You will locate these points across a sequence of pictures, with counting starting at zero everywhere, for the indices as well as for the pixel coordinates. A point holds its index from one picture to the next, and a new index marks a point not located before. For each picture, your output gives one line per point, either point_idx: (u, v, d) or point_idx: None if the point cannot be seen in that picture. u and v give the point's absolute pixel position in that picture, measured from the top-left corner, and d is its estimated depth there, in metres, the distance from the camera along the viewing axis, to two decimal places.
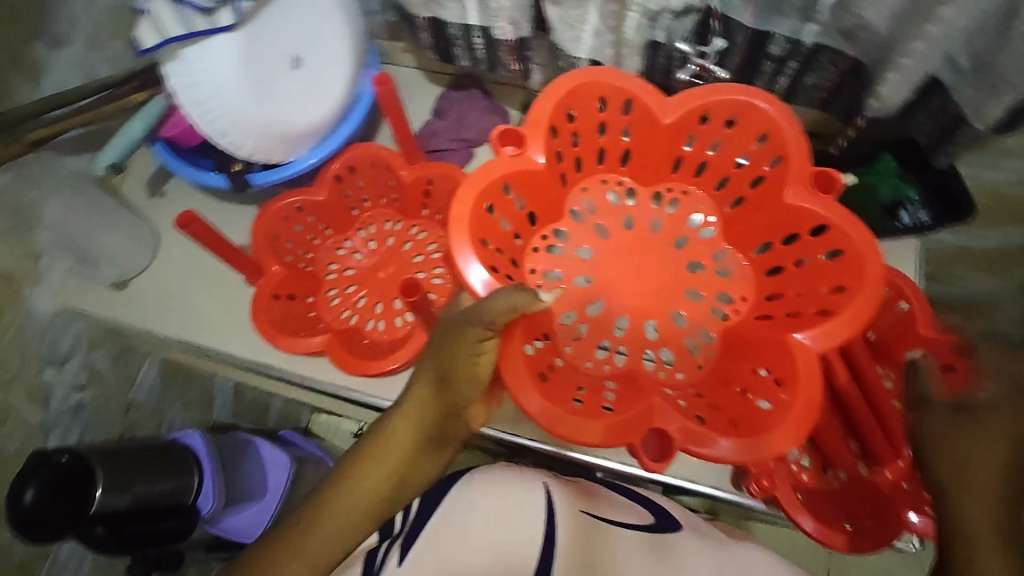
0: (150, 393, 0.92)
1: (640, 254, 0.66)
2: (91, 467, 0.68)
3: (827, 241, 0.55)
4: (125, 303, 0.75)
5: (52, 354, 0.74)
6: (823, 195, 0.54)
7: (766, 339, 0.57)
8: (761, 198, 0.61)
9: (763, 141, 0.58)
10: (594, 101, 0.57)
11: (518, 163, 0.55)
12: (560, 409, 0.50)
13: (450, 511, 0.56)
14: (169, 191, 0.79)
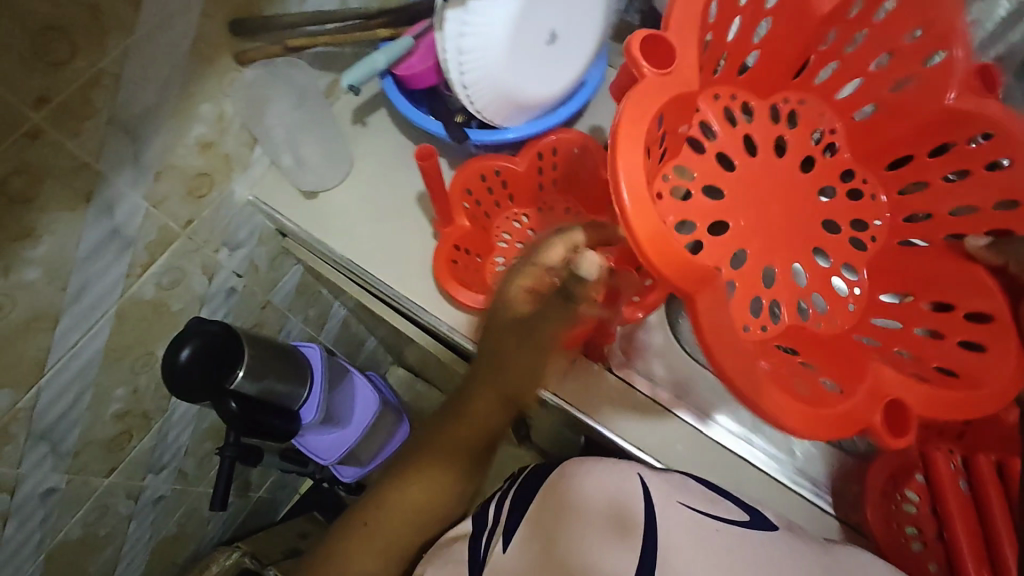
0: (285, 298, 0.98)
1: (779, 183, 0.68)
2: (239, 345, 0.73)
3: (994, 125, 0.61)
4: (305, 214, 0.79)
5: (231, 238, 0.81)
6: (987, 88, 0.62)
7: (940, 267, 0.66)
8: (895, 110, 0.69)
9: (922, 35, 0.64)
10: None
11: (677, 80, 0.50)
12: (747, 369, 0.46)
13: (552, 496, 0.63)
14: (369, 122, 0.83)
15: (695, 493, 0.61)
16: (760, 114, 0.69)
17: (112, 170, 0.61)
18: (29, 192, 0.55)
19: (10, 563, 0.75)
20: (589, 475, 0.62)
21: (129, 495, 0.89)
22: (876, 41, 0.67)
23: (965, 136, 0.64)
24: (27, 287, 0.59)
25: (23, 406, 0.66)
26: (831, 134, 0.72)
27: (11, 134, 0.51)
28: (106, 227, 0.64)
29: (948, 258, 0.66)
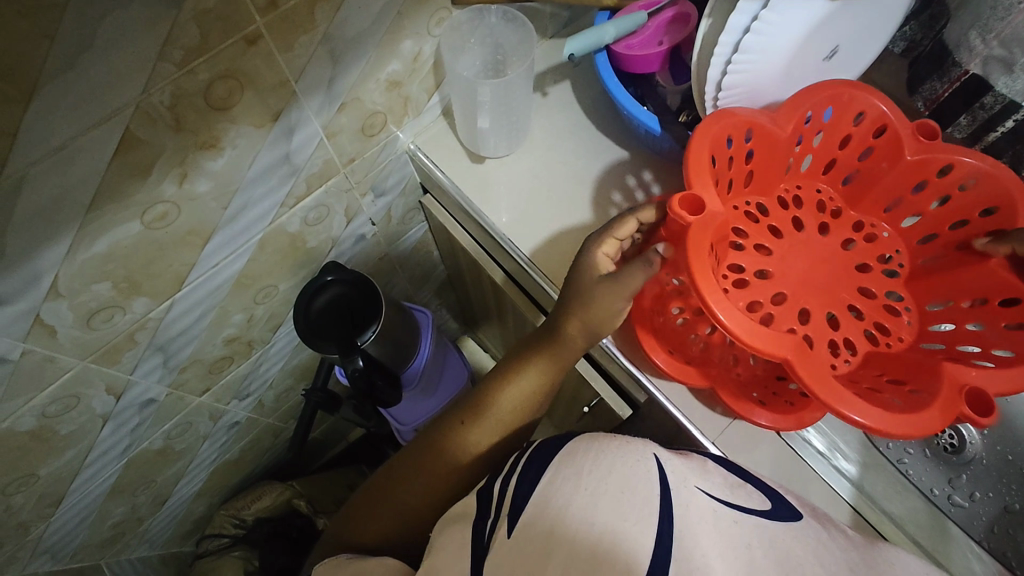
0: (402, 252, 0.93)
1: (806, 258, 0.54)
2: (376, 296, 0.68)
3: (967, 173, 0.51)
4: (464, 175, 0.73)
5: (379, 184, 0.75)
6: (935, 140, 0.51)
7: (996, 277, 0.50)
8: (873, 170, 0.55)
9: (868, 122, 0.53)
10: (723, 135, 0.49)
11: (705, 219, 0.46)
12: (823, 380, 0.43)
13: (556, 476, 0.43)
14: (550, 92, 0.75)
15: (718, 477, 0.47)
16: (806, 206, 0.57)
17: (306, 92, 0.56)
18: (229, 100, 0.50)
19: (97, 463, 0.73)
20: (590, 457, 0.43)
21: (211, 416, 0.86)
22: (834, 129, 0.54)
23: (938, 181, 0.52)
24: (194, 199, 0.55)
25: (153, 316, 0.62)
26: (847, 226, 0.57)
27: (231, 34, 0.46)
28: (281, 151, 0.58)
29: (990, 278, 0.50)
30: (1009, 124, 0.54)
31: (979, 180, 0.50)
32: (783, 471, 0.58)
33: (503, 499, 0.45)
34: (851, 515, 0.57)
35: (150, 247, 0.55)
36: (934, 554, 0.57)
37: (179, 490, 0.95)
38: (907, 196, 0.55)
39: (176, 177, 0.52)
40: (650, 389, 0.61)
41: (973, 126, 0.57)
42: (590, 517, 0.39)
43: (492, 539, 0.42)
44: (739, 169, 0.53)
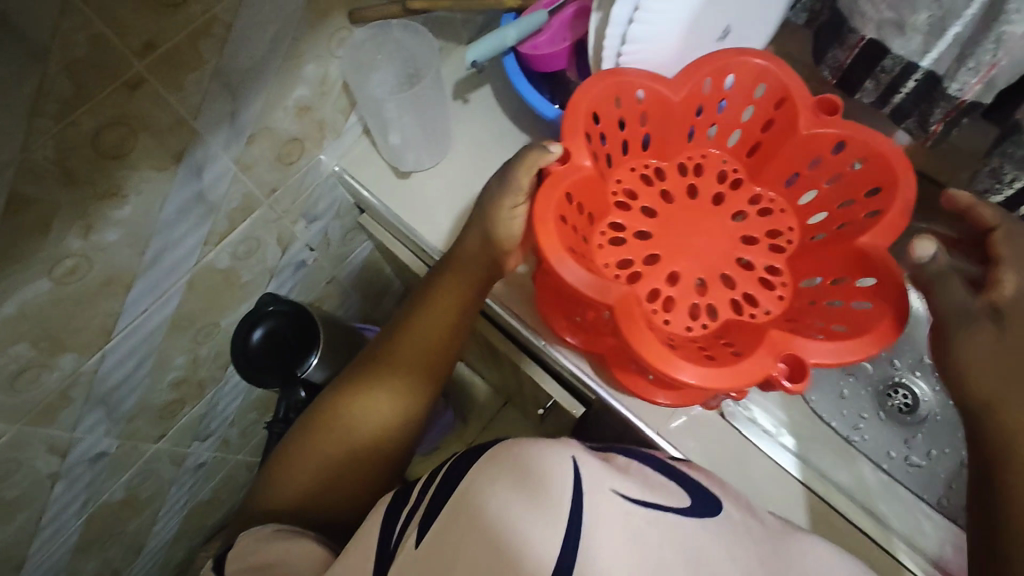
0: (350, 273, 0.92)
1: (689, 219, 0.55)
2: (313, 325, 0.67)
3: (859, 150, 0.50)
4: (393, 191, 0.72)
5: (309, 210, 0.74)
6: (832, 116, 0.50)
7: (864, 259, 0.49)
8: (774, 140, 0.54)
9: (764, 91, 0.52)
10: (612, 101, 0.49)
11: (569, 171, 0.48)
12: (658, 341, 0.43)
13: (471, 485, 0.40)
14: (472, 100, 0.75)
15: (637, 477, 0.45)
16: (705, 171, 0.57)
17: (208, 128, 0.55)
18: (122, 146, 0.49)
19: (54, 522, 0.72)
20: (511, 463, 0.40)
21: (174, 461, 0.85)
22: (735, 99, 0.53)
23: (832, 155, 0.51)
24: (105, 248, 0.54)
25: (86, 370, 0.61)
26: (744, 192, 0.56)
27: (111, 81, 0.45)
28: (193, 190, 0.57)
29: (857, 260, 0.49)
30: (910, 84, 0.54)
31: (871, 156, 0.49)
32: (728, 457, 0.58)
33: (419, 503, 0.44)
34: (800, 492, 0.56)
35: (66, 302, 0.54)
36: (890, 518, 0.56)
37: (154, 537, 0.94)
38: (803, 169, 0.54)
39: (81, 230, 0.51)
40: (575, 373, 0.60)
41: (879, 89, 0.56)
42: (497, 534, 0.37)
43: (400, 547, 0.41)
44: (629, 133, 0.54)
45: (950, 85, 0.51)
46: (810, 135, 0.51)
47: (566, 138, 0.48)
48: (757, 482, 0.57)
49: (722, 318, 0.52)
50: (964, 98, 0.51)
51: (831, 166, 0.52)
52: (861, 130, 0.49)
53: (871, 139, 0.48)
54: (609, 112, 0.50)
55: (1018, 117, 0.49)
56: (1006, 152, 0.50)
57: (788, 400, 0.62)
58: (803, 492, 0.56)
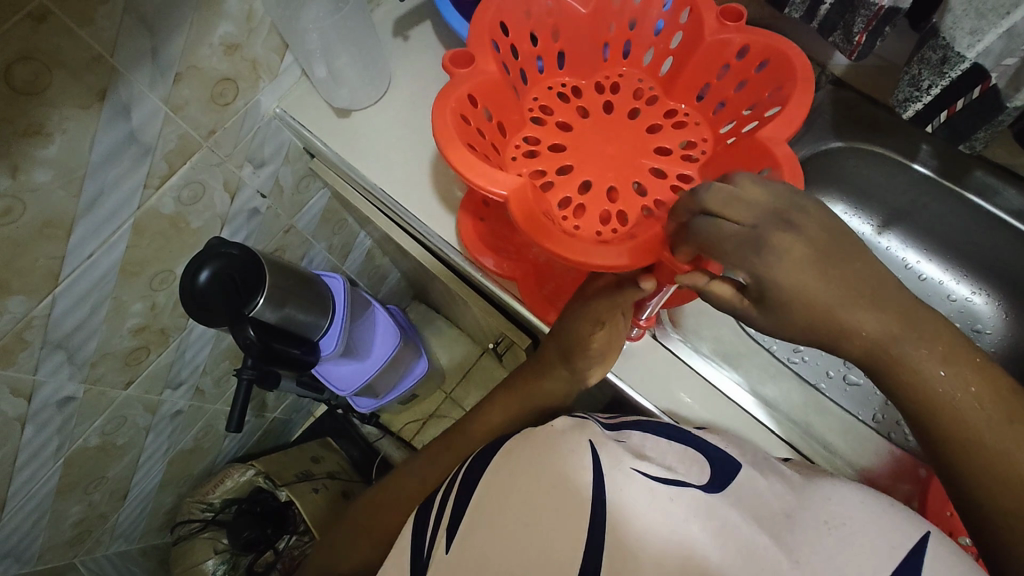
0: (310, 222, 0.93)
1: (601, 133, 0.59)
2: (260, 267, 0.70)
3: (760, 54, 0.53)
4: (335, 133, 0.72)
5: (255, 154, 0.75)
6: (733, 23, 0.54)
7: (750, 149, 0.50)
8: (684, 53, 0.59)
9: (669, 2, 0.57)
10: (522, 12, 0.56)
11: (476, 74, 0.52)
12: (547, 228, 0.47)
13: (491, 487, 0.48)
14: (412, 37, 0.74)
15: (654, 452, 0.51)
16: (622, 89, 0.62)
17: (129, 65, 0.55)
18: (38, 83, 0.50)
19: (30, 465, 0.76)
20: (523, 460, 0.49)
21: (148, 408, 0.88)
22: (647, 14, 0.59)
23: (736, 62, 0.55)
24: (37, 189, 0.55)
25: (38, 314, 0.63)
26: (661, 108, 0.61)
27: (13, 11, 0.45)
28: (122, 131, 0.58)
29: (750, 151, 0.50)
30: None
31: (767, 49, 0.52)
32: (655, 381, 0.61)
33: (442, 514, 0.50)
34: (727, 408, 0.59)
35: (5, 244, 0.56)
36: (814, 428, 0.58)
37: (138, 483, 0.98)
38: (712, 77, 0.58)
39: (7, 169, 0.52)
40: (501, 296, 0.65)
41: (806, 2, 0.56)
42: (513, 525, 0.44)
43: (433, 555, 0.47)
44: (546, 49, 0.60)
45: None
46: (713, 39, 0.55)
47: (472, 44, 0.52)
48: (687, 402, 0.60)
49: (631, 222, 0.55)
50: (882, 3, 0.50)
51: (736, 70, 0.56)
52: (755, 32, 0.53)
53: (768, 40, 0.52)
54: (519, 21, 0.56)
55: (935, 21, 0.49)
56: (924, 58, 0.50)
57: (718, 324, 0.64)
58: (731, 408, 0.59)
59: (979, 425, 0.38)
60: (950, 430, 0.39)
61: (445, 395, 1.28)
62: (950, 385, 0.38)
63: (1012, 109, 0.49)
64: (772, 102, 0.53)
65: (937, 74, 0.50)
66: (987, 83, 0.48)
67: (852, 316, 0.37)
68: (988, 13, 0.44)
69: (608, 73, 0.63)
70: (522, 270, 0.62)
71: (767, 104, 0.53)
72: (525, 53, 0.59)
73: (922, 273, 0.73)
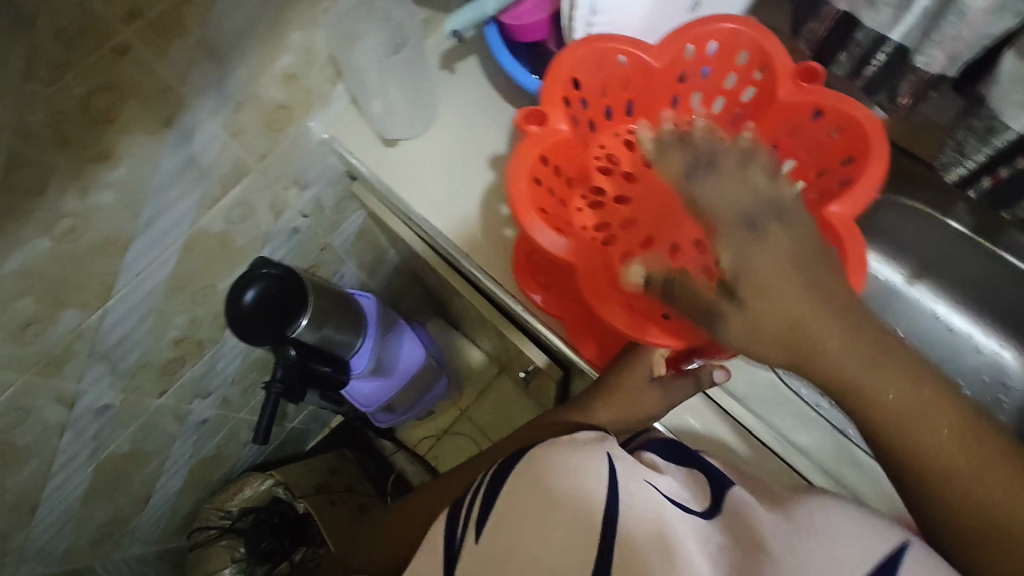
0: (345, 240, 0.95)
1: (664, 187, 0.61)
2: (302, 287, 0.71)
3: (833, 117, 0.53)
4: (381, 161, 0.74)
5: (301, 177, 0.77)
6: (810, 86, 0.54)
7: None
8: (756, 108, 0.59)
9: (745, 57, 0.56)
10: (593, 68, 0.55)
11: (546, 137, 0.54)
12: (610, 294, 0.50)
13: (515, 491, 0.49)
14: (458, 70, 0.76)
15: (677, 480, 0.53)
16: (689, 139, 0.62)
17: (195, 95, 0.57)
18: (111, 112, 0.51)
19: (64, 470, 0.77)
20: (549, 468, 0.50)
21: (177, 416, 0.90)
22: (721, 69, 0.58)
23: (812, 125, 0.55)
24: (101, 210, 0.57)
25: (88, 326, 0.65)
26: None
27: (99, 48, 0.47)
28: (183, 155, 0.60)
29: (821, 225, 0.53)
30: (880, 57, 0.55)
31: (848, 119, 0.52)
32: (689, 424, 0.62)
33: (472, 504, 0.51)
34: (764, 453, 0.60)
35: (66, 260, 0.57)
36: (844, 481, 0.59)
37: (161, 488, 1.00)
38: (786, 135, 0.58)
39: (76, 192, 0.54)
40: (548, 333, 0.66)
41: (851, 63, 0.57)
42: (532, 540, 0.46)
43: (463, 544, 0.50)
44: (615, 99, 0.60)
45: (917, 59, 0.52)
46: (786, 101, 0.55)
47: (545, 104, 0.54)
48: (722, 446, 0.61)
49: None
50: (931, 71, 0.52)
51: (813, 132, 0.56)
52: (835, 100, 0.52)
53: (847, 111, 0.52)
54: (590, 76, 0.56)
55: (984, 90, 0.50)
56: (971, 125, 0.52)
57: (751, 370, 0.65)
58: (765, 453, 0.60)
59: (961, 458, 0.43)
60: (941, 459, 0.43)
61: (459, 412, 1.29)
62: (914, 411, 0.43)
63: None
64: (840, 175, 0.55)
65: (982, 141, 0.51)
66: None
67: (830, 344, 0.42)
68: None
69: (676, 120, 0.62)
70: (582, 313, 0.64)
71: (837, 176, 0.55)
72: (594, 103, 0.59)
73: (952, 324, 0.74)
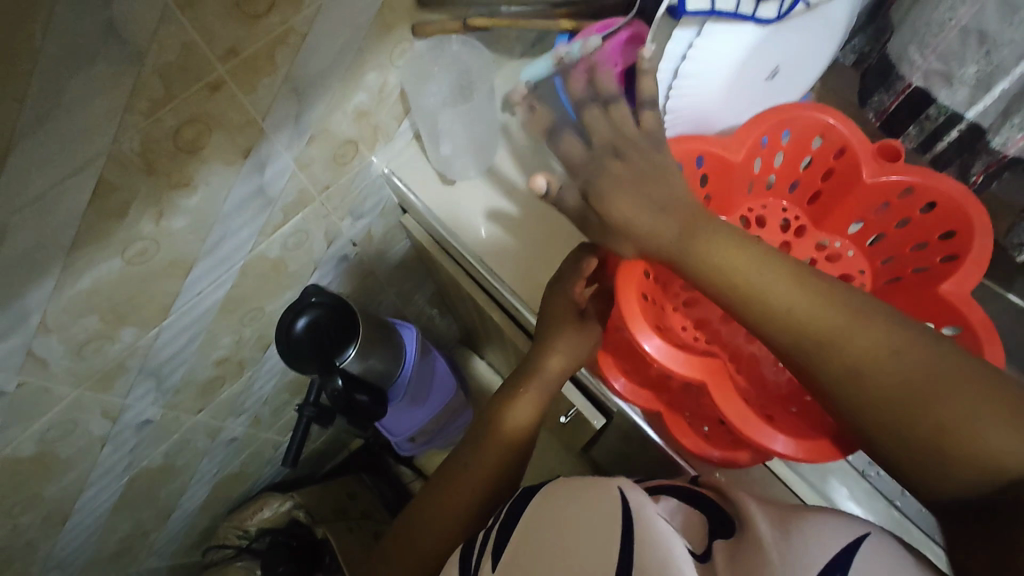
0: (388, 268, 0.96)
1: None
2: (353, 317, 0.71)
3: (923, 195, 0.52)
4: (437, 197, 0.75)
5: (356, 207, 0.78)
6: (893, 164, 0.53)
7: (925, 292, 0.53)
8: (838, 189, 0.58)
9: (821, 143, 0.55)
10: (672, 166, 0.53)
11: None
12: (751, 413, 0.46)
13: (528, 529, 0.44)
14: (519, 113, 0.78)
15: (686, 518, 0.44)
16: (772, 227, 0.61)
17: (274, 128, 0.58)
18: (197, 142, 0.53)
19: (99, 482, 0.77)
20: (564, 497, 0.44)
21: (208, 434, 0.90)
22: (798, 152, 0.57)
23: (898, 201, 0.54)
24: (172, 234, 0.58)
25: (143, 343, 0.65)
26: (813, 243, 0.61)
27: (195, 82, 0.49)
28: (254, 184, 0.61)
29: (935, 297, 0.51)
30: (953, 134, 0.55)
31: (937, 194, 0.51)
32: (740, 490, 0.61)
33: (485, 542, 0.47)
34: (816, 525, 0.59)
35: (133, 280, 0.58)
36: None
37: (184, 503, 0.99)
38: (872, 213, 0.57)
39: (153, 216, 0.55)
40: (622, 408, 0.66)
41: (921, 136, 0.58)
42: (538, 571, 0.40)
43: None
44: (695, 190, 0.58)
45: (993, 139, 0.52)
46: (874, 183, 0.54)
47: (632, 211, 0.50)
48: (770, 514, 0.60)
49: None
50: (1007, 151, 0.52)
51: (899, 208, 0.55)
52: (923, 175, 0.52)
53: (936, 185, 0.51)
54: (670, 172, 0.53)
55: None
56: None
57: None
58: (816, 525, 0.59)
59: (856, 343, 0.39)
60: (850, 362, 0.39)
61: None
62: (841, 323, 0.40)
63: None
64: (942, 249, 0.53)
65: None
66: None
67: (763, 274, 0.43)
68: None
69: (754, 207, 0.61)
70: (674, 401, 0.57)
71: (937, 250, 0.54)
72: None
73: None
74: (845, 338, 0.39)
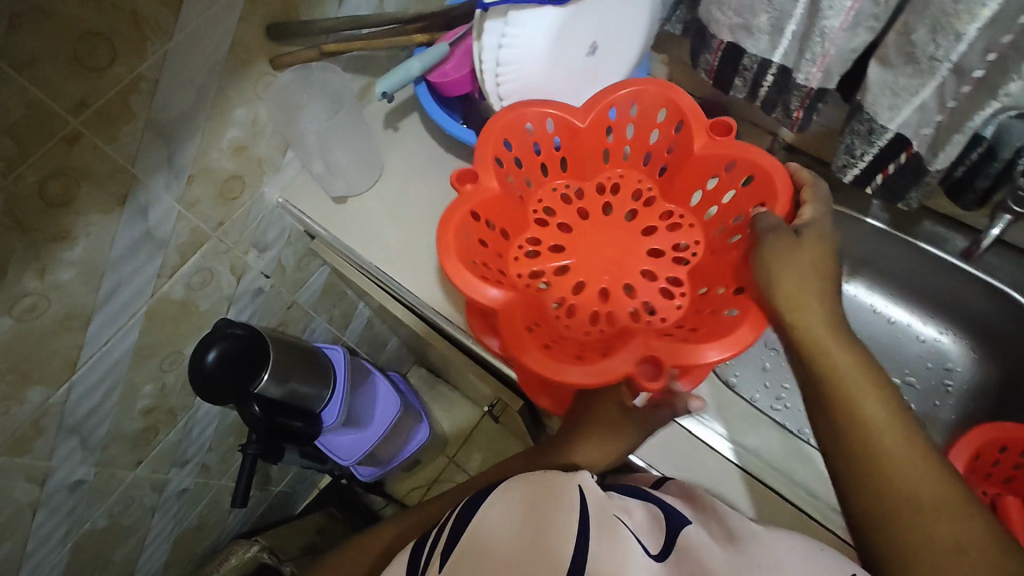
0: (312, 296, 0.98)
1: (600, 239, 0.69)
2: (264, 346, 0.74)
3: (744, 168, 0.60)
4: (334, 219, 0.78)
5: (259, 240, 0.81)
6: (723, 137, 0.60)
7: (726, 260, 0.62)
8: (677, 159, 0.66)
9: (663, 113, 0.63)
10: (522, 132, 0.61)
11: (479, 194, 0.59)
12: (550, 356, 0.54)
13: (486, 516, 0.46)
14: (402, 127, 0.82)
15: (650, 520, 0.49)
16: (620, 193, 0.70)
17: (148, 172, 0.61)
18: (67, 195, 0.55)
19: (40, 550, 0.77)
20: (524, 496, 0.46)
21: (154, 488, 0.90)
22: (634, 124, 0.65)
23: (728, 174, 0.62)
24: (61, 286, 0.60)
25: (55, 401, 0.67)
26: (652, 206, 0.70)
27: (51, 137, 0.51)
28: (139, 229, 0.64)
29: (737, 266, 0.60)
30: (769, 79, 0.60)
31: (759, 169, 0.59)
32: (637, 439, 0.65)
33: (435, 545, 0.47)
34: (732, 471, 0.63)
35: (30, 338, 0.60)
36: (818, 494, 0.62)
37: (143, 564, 0.99)
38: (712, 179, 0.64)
39: (36, 271, 0.57)
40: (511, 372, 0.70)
41: (747, 85, 0.62)
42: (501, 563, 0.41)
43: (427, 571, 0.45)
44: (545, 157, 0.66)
45: (798, 76, 0.57)
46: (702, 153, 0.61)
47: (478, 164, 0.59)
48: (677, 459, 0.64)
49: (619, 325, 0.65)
50: (811, 85, 0.57)
51: (727, 179, 0.63)
52: (744, 148, 0.59)
53: (753, 158, 0.59)
54: (522, 139, 0.62)
55: (860, 98, 0.56)
56: (854, 130, 0.57)
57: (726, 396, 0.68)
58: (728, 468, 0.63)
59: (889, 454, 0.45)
60: (875, 450, 0.46)
61: (447, 459, 1.30)
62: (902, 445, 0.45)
63: (935, 171, 0.56)
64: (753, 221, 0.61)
65: (866, 143, 0.56)
66: (911, 149, 0.55)
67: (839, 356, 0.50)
68: (901, 92, 0.51)
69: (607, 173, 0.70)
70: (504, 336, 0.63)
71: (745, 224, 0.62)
72: (527, 162, 0.66)
73: (891, 316, 0.80)
74: (903, 455, 0.45)
